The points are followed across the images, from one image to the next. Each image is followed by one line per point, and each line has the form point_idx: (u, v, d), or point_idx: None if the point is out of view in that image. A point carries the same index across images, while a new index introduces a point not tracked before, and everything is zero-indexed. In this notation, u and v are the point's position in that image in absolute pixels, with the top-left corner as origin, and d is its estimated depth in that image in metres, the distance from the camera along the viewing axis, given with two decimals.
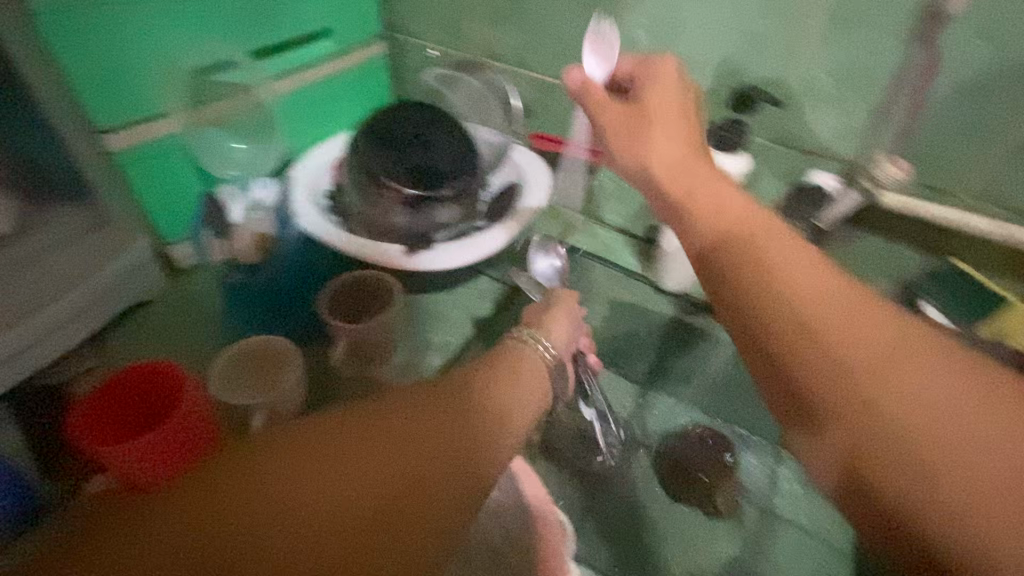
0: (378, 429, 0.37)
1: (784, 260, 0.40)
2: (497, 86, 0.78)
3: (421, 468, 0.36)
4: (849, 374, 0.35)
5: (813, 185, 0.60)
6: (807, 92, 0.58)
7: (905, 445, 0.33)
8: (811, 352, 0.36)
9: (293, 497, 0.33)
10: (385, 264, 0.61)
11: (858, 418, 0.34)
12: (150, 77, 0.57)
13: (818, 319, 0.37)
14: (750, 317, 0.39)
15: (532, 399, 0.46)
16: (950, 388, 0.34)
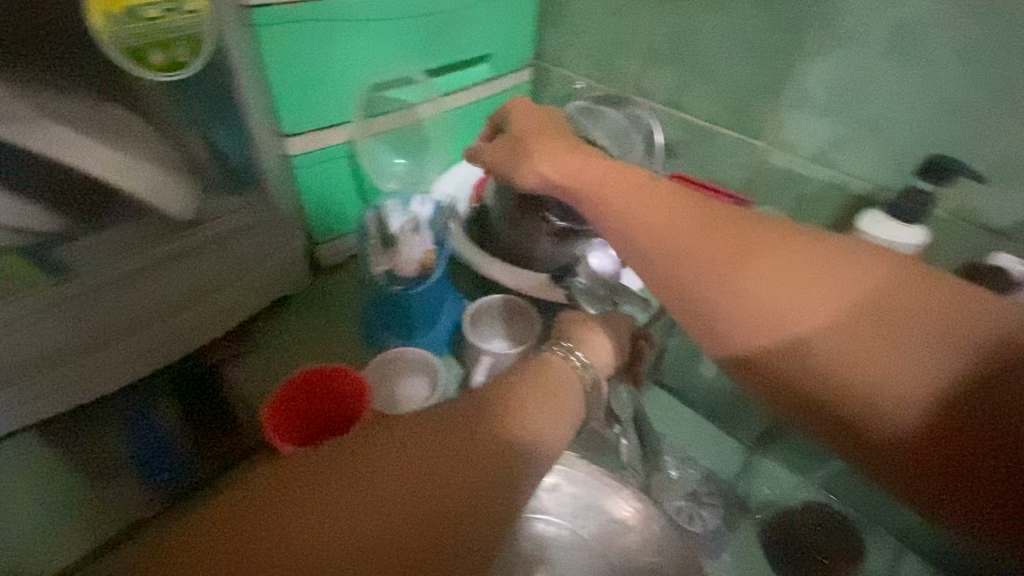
0: (385, 459, 0.32)
1: (795, 298, 0.37)
2: (642, 122, 0.76)
3: (441, 495, 0.31)
4: (869, 376, 0.36)
5: (997, 269, 0.55)
6: (1005, 169, 0.54)
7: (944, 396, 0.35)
8: (896, 364, 0.36)
9: (301, 539, 0.28)
10: (528, 292, 0.61)
11: (905, 393, 0.35)
12: (338, 88, 0.61)
13: (841, 337, 0.36)
14: (810, 379, 0.37)
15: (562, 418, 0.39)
16: (832, 310, 0.37)
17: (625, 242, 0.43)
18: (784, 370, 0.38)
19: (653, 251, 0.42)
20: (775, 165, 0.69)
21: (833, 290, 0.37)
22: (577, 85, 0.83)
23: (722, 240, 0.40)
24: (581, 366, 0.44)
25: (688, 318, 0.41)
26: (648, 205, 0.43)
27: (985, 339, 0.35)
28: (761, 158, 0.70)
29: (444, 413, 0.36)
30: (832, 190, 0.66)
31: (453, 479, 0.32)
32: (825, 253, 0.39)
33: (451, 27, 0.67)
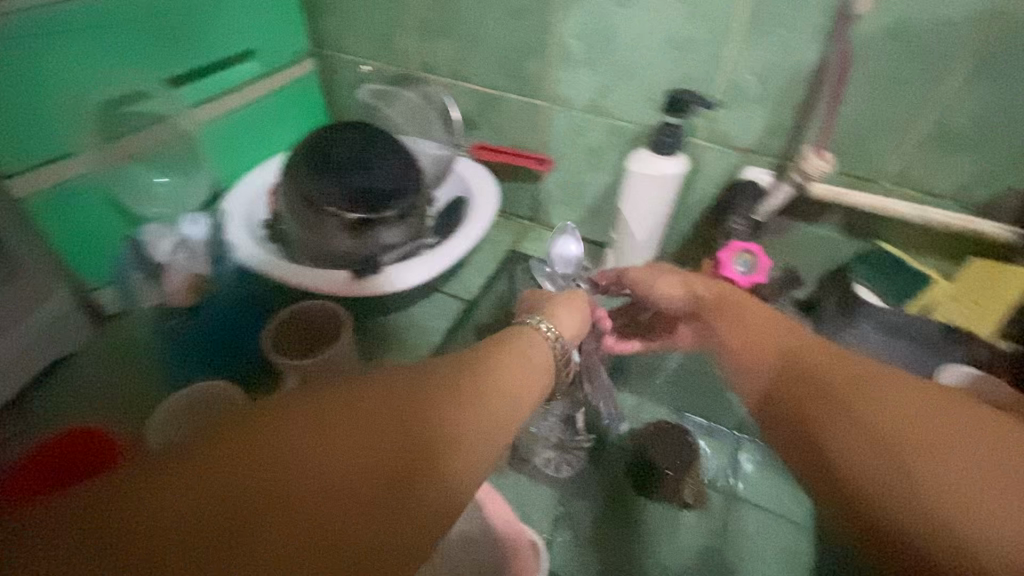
0: (358, 412, 0.31)
1: (879, 396, 0.35)
2: (436, 98, 0.77)
3: (402, 458, 0.30)
4: (900, 454, 0.32)
5: (747, 181, 0.63)
6: (734, 92, 0.60)
7: (987, 493, 0.30)
8: (894, 428, 0.33)
9: (257, 473, 0.26)
10: (335, 293, 0.59)
11: (926, 474, 0.31)
12: (56, 113, 0.53)
13: (889, 425, 0.34)
14: (859, 460, 0.34)
15: (531, 388, 0.40)
16: (949, 425, 0.33)
17: (779, 359, 0.42)
18: (834, 465, 0.35)
19: (767, 376, 0.42)
20: (561, 120, 0.72)
21: (902, 396, 0.35)
22: (364, 68, 0.80)
23: (821, 347, 0.41)
24: (552, 335, 0.46)
25: (807, 436, 0.37)
26: (795, 341, 0.43)
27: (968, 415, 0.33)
28: (549, 115, 0.73)
29: (437, 376, 0.36)
30: (613, 135, 0.70)
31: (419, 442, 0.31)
32: (910, 384, 0.36)
33: (188, 27, 0.61)
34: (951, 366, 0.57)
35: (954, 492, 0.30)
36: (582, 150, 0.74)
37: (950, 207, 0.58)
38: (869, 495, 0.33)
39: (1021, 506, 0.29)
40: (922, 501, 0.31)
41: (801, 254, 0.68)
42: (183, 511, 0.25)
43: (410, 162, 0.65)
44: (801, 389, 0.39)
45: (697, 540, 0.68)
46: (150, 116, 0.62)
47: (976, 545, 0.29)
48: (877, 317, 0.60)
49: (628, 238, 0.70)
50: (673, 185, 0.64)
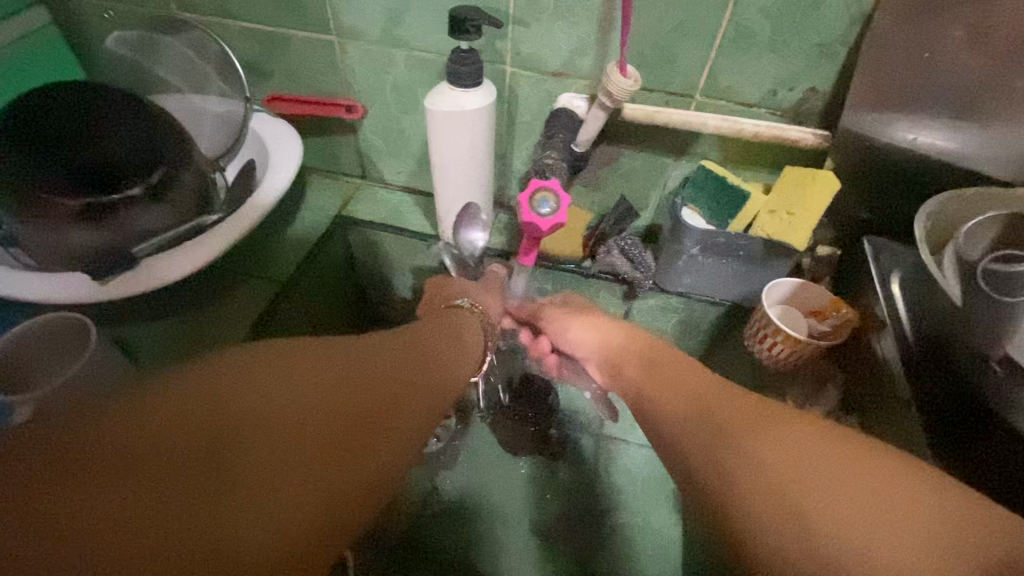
0: (300, 380, 0.31)
1: (744, 415, 0.36)
2: (206, 45, 0.63)
3: (335, 417, 0.30)
4: (767, 465, 0.31)
5: (561, 109, 0.57)
6: (530, 7, 0.53)
7: (854, 476, 0.29)
8: (766, 439, 0.32)
9: (262, 402, 0.28)
10: (76, 301, 0.49)
11: (798, 484, 0.29)
12: None
13: (742, 416, 0.35)
14: (743, 485, 0.31)
15: (457, 365, 0.47)
16: (810, 426, 0.33)
17: (671, 412, 0.40)
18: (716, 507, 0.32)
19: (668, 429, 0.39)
20: (358, 57, 0.62)
21: (764, 414, 0.35)
22: (109, 12, 0.65)
23: (698, 388, 0.41)
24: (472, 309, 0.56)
25: (699, 483, 0.34)
26: (687, 388, 0.42)
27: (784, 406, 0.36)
28: (342, 52, 0.62)
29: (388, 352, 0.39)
30: (418, 70, 0.61)
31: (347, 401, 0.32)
32: (767, 406, 0.36)
33: None
34: (777, 282, 0.59)
35: (829, 479, 0.29)
36: (390, 91, 0.65)
37: (763, 114, 0.56)
38: (764, 542, 0.28)
39: (883, 469, 0.29)
40: (807, 488, 0.29)
41: (634, 182, 0.64)
42: (192, 429, 0.26)
43: (161, 126, 0.52)
44: (682, 440, 0.37)
45: (565, 485, 0.71)
46: None
47: (853, 536, 0.26)
48: (702, 240, 0.58)
49: (449, 187, 0.63)
50: (482, 122, 0.57)
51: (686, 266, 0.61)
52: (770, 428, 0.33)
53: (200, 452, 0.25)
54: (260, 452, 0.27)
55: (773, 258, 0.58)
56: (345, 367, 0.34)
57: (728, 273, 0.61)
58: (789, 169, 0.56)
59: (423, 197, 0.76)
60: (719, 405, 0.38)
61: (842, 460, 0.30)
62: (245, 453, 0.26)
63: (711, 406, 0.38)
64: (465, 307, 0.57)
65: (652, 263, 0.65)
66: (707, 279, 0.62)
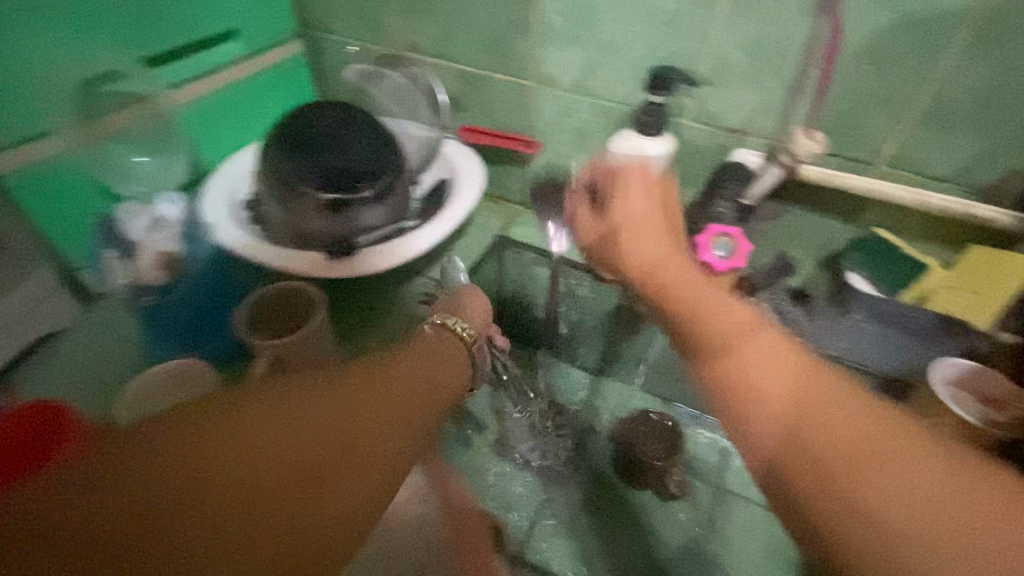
0: (226, 434, 0.29)
1: (846, 438, 0.33)
2: (422, 80, 0.76)
3: (263, 486, 0.28)
4: (890, 508, 0.30)
5: (736, 163, 0.61)
6: (722, 70, 0.58)
7: (931, 505, 0.30)
8: (864, 477, 0.31)
9: (195, 475, 0.27)
10: (307, 274, 0.59)
11: (908, 519, 0.30)
12: (29, 93, 0.53)
13: (864, 440, 0.33)
14: (847, 491, 0.31)
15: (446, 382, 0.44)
16: (914, 452, 0.32)
17: (768, 395, 0.36)
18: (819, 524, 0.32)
19: (761, 430, 0.35)
20: (548, 101, 0.70)
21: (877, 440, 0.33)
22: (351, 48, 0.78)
23: (797, 373, 0.37)
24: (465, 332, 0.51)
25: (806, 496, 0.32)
26: (790, 374, 0.37)
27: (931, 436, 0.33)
28: (535, 96, 0.71)
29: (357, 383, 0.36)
30: (599, 116, 0.68)
31: (275, 465, 0.29)
32: (872, 413, 0.34)
33: (163, 4, 0.61)
34: (947, 360, 0.56)
35: (931, 533, 0.29)
36: (569, 132, 0.72)
37: (950, 190, 0.56)
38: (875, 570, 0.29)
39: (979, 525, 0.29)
40: (917, 535, 0.29)
41: (793, 241, 0.66)
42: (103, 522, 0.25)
43: (390, 141, 0.63)
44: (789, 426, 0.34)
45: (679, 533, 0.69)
46: (131, 96, 0.61)
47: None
48: (869, 306, 0.57)
49: None
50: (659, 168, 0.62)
51: (845, 330, 0.60)
52: (905, 462, 0.31)
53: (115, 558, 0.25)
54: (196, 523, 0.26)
55: (947, 337, 0.56)
56: (289, 408, 0.31)
57: (892, 343, 0.59)
58: (977, 250, 0.56)
59: None
60: (842, 416, 0.34)
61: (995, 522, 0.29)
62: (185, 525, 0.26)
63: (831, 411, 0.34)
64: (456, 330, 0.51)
65: (804, 322, 0.61)
66: (868, 346, 0.60)
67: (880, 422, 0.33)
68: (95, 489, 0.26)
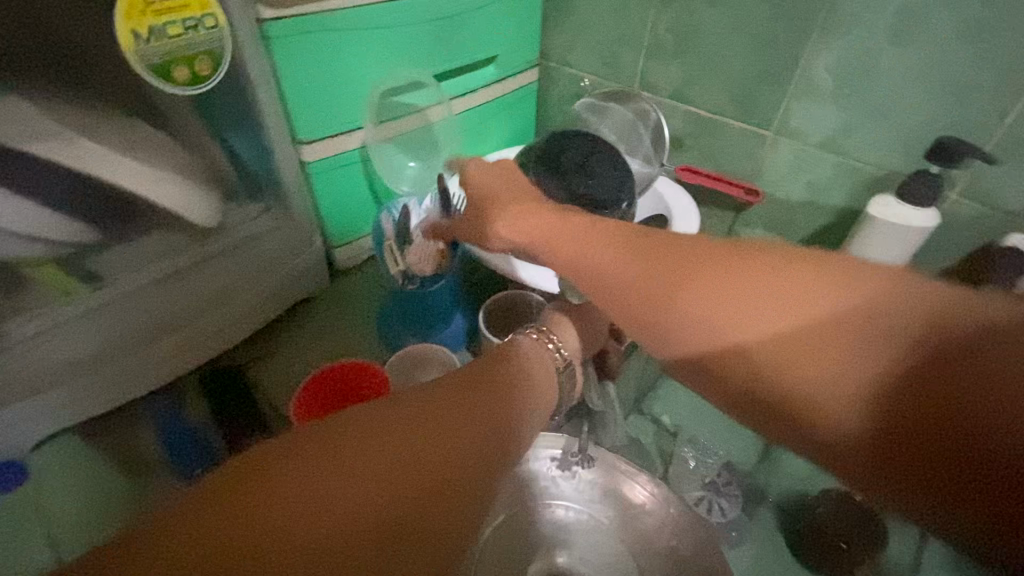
0: (302, 470, 0.30)
1: (736, 310, 0.34)
2: (649, 117, 0.78)
3: (351, 524, 0.29)
4: (860, 384, 0.30)
5: (1015, 249, 0.55)
6: (1018, 148, 0.54)
7: (826, 367, 0.31)
8: (790, 346, 0.32)
9: (288, 515, 0.28)
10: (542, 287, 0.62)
11: (806, 379, 0.31)
12: (347, 95, 0.63)
13: (874, 326, 0.31)
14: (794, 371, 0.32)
15: (537, 405, 0.41)
16: (859, 347, 0.31)
17: (727, 299, 0.34)
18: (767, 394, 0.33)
19: (671, 326, 0.36)
20: (785, 154, 0.70)
21: (736, 310, 0.34)
22: (585, 82, 0.84)
23: (790, 275, 0.34)
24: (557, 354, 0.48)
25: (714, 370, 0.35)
26: (761, 278, 0.34)
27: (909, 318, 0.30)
28: (771, 148, 0.70)
29: (434, 407, 0.35)
30: (843, 176, 0.66)
31: (357, 501, 0.29)
32: (870, 291, 0.32)
33: (455, 27, 0.67)
34: None
35: (957, 404, 0.27)
36: (800, 188, 0.70)
37: None
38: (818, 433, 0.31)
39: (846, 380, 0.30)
40: (897, 417, 0.29)
41: None
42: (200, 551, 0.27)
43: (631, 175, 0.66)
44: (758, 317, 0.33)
45: None
46: (413, 106, 0.71)
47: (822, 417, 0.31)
48: None
49: None
50: (916, 239, 0.58)
51: None
52: (835, 347, 0.31)
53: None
54: (323, 507, 0.29)
55: None
56: (360, 445, 0.32)
57: None
58: None
59: None
60: (852, 311, 0.32)
61: (868, 376, 0.30)
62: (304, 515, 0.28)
63: (881, 307, 0.31)
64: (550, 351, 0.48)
65: None
66: None
67: (903, 302, 0.31)
68: (203, 515, 0.28)
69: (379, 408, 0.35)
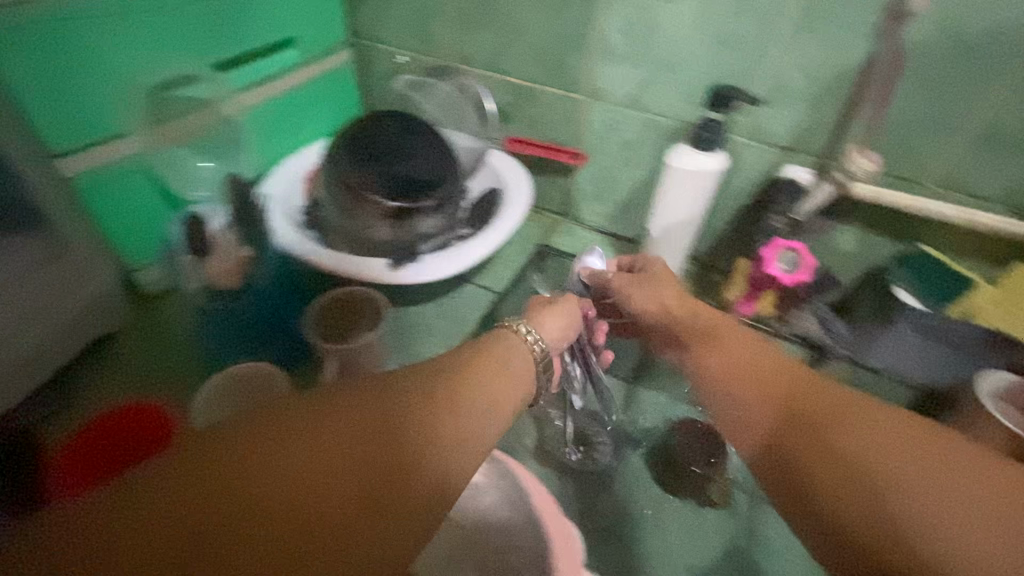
0: (269, 451, 0.30)
1: (912, 465, 0.34)
2: (470, 90, 0.77)
3: (323, 504, 0.29)
4: (913, 524, 0.32)
5: (787, 180, 0.63)
6: (778, 89, 0.60)
7: (883, 495, 0.33)
8: (891, 469, 0.34)
9: (262, 501, 0.28)
10: (369, 280, 0.60)
11: (892, 492, 0.33)
12: (104, 92, 0.54)
13: (863, 450, 0.35)
14: (825, 492, 0.35)
15: (513, 382, 0.42)
16: (927, 480, 0.33)
17: (819, 441, 0.37)
18: (817, 509, 0.36)
19: (812, 469, 0.36)
20: (598, 115, 0.72)
21: (906, 451, 0.35)
22: (400, 59, 0.80)
23: (879, 419, 0.37)
24: (534, 345, 0.47)
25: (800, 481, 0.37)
26: (851, 429, 0.37)
27: (990, 482, 0.32)
28: (585, 109, 0.73)
29: (399, 383, 0.36)
30: (650, 131, 0.70)
31: (329, 481, 0.30)
32: (915, 441, 0.35)
33: (229, 9, 0.61)
34: (991, 373, 0.58)
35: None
36: (617, 146, 0.74)
37: (995, 210, 0.58)
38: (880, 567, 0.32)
39: (931, 519, 0.31)
40: None
41: (837, 255, 0.68)
42: (154, 537, 0.26)
43: (449, 151, 0.64)
44: (789, 436, 0.39)
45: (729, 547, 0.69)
46: (196, 100, 0.63)
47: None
48: (917, 320, 0.59)
49: (661, 234, 0.69)
50: (713, 182, 0.63)
51: (888, 340, 0.63)
52: (883, 464, 0.34)
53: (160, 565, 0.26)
54: (168, 564, 0.26)
55: (993, 350, 0.58)
56: (336, 427, 0.32)
57: (934, 355, 0.61)
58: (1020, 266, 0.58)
59: (613, 238, 0.84)
60: (863, 437, 0.36)
61: (984, 537, 0.30)
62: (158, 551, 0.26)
63: (850, 421, 0.37)
64: (524, 336, 0.47)
65: (846, 334, 0.67)
66: (909, 359, 0.63)
67: (932, 445, 0.35)
68: (154, 504, 0.27)
69: (333, 395, 0.34)
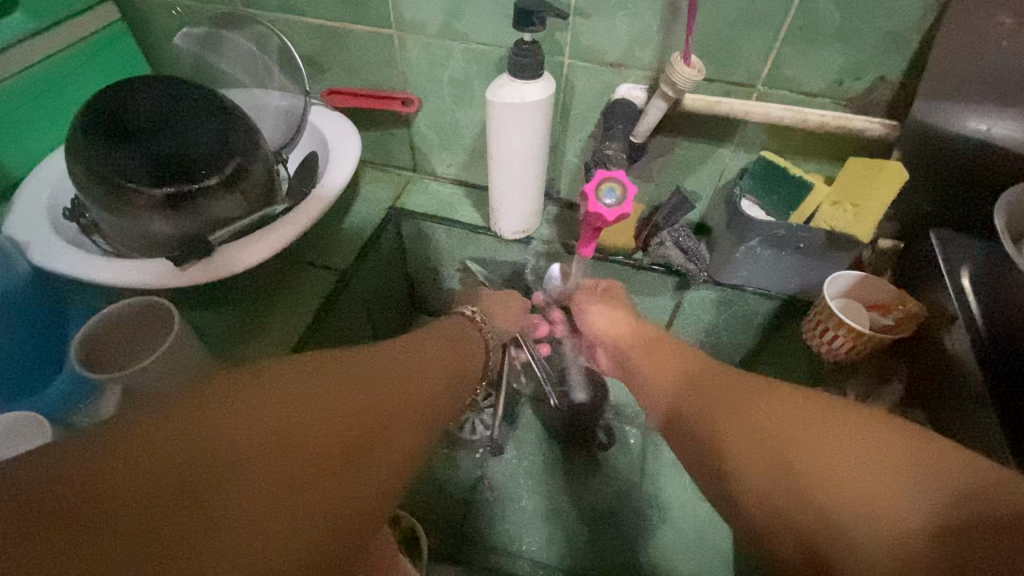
0: (287, 390, 0.30)
1: (811, 421, 0.32)
2: (270, 41, 0.65)
3: (346, 434, 0.31)
4: (812, 476, 0.29)
5: (622, 101, 0.58)
6: None
7: (787, 449, 0.31)
8: (786, 427, 0.33)
9: (286, 426, 0.28)
10: (154, 287, 0.51)
11: (796, 448, 0.31)
12: None
13: (772, 418, 0.34)
14: (739, 462, 0.33)
15: (458, 376, 0.48)
16: (881, 470, 0.28)
17: (737, 421, 0.35)
18: (726, 481, 0.33)
19: (725, 441, 0.35)
20: (416, 51, 0.63)
21: (827, 413, 0.33)
22: (177, 9, 0.67)
23: (785, 395, 0.36)
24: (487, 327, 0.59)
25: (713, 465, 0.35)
26: (761, 402, 0.36)
27: (887, 428, 0.31)
28: (401, 47, 0.63)
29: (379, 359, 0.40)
30: (475, 63, 0.62)
31: (346, 413, 0.32)
32: (822, 406, 0.34)
33: None
34: (836, 276, 0.58)
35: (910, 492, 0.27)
36: (446, 84, 0.66)
37: (827, 104, 0.55)
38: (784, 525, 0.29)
39: (839, 475, 0.29)
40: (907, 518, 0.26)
41: (689, 173, 0.65)
42: (186, 451, 0.25)
43: (232, 116, 0.54)
44: (708, 427, 0.37)
45: (622, 485, 0.72)
46: None
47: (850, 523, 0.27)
48: (763, 232, 0.57)
49: (504, 178, 0.63)
50: (542, 113, 0.57)
51: (742, 257, 0.61)
52: (788, 420, 0.33)
53: (195, 483, 0.24)
54: (208, 483, 0.24)
55: (836, 251, 0.57)
56: (340, 375, 0.34)
57: (785, 266, 0.60)
58: (852, 160, 0.56)
59: (471, 188, 0.77)
60: (775, 407, 0.35)
61: (876, 473, 0.28)
62: (244, 475, 0.25)
63: (766, 394, 0.37)
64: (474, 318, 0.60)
65: (706, 255, 0.64)
66: (764, 272, 0.62)
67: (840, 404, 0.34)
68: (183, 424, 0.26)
69: (335, 357, 0.36)
